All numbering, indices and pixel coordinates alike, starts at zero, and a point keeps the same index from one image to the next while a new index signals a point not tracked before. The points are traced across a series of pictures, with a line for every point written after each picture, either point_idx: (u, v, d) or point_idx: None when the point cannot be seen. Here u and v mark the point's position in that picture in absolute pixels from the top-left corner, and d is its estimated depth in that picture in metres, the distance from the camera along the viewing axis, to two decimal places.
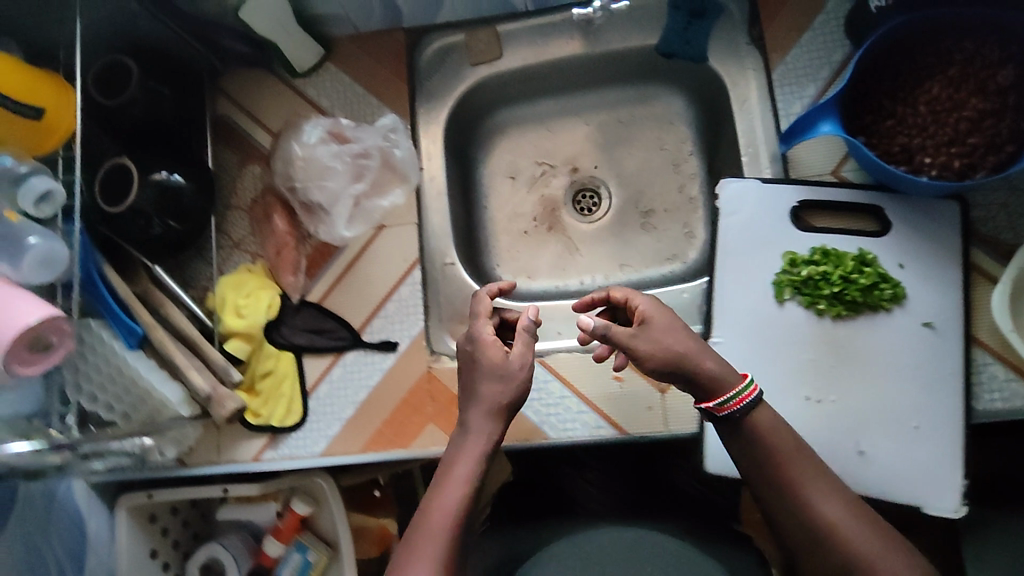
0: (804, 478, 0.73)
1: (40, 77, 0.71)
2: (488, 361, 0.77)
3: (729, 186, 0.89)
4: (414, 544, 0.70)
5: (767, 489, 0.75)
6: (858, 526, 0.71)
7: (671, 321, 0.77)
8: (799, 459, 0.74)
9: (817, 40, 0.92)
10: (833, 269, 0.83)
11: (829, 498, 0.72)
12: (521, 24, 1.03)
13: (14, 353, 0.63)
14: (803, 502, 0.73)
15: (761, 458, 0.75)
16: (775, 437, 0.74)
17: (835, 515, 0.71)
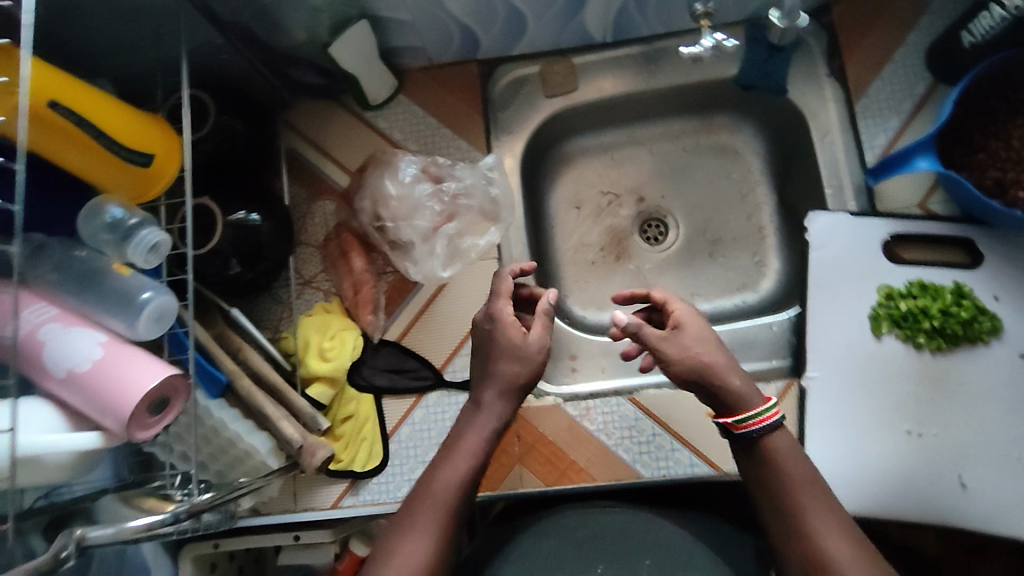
0: (804, 506, 0.65)
1: (145, 120, 0.69)
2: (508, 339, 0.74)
3: (818, 220, 0.88)
4: (411, 518, 0.68)
5: (770, 517, 0.67)
6: (856, 561, 0.62)
7: (702, 329, 0.72)
8: (807, 488, 0.66)
9: (898, 73, 0.93)
10: (931, 303, 0.83)
11: (834, 528, 0.64)
12: (597, 56, 1.02)
13: (136, 417, 0.60)
14: (802, 530, 0.65)
15: (764, 482, 0.68)
16: (785, 462, 0.67)
17: (832, 549, 0.63)
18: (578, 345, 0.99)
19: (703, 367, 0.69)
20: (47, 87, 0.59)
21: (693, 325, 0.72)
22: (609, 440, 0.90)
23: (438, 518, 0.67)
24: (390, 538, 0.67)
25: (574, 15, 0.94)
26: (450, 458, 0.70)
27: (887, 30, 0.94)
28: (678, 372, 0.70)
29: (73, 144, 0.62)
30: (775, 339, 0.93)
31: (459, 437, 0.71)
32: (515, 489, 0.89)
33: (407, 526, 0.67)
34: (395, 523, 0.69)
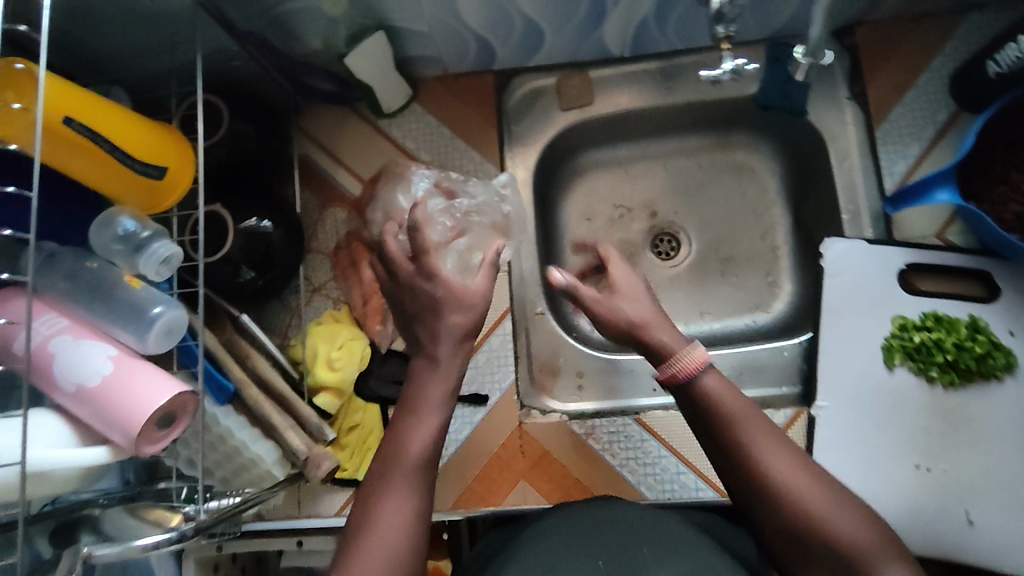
0: (747, 436, 0.63)
1: (160, 131, 0.69)
2: (452, 292, 0.74)
3: (834, 246, 0.87)
4: (385, 477, 0.64)
5: (714, 452, 0.66)
6: (807, 483, 0.61)
7: (632, 285, 0.75)
8: (750, 420, 0.64)
9: (921, 98, 0.93)
10: (946, 337, 0.82)
11: (781, 454, 0.62)
12: (614, 70, 1.01)
13: (144, 433, 0.61)
14: (744, 460, 0.63)
15: (707, 422, 0.66)
16: (722, 400, 0.66)
17: (785, 474, 0.61)
18: (586, 363, 0.97)
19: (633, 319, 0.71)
20: (63, 103, 0.59)
21: (625, 280, 0.75)
22: (614, 459, 0.90)
23: (415, 476, 0.64)
24: (367, 496, 0.63)
25: (593, 29, 0.93)
26: (419, 417, 0.68)
27: (908, 56, 0.94)
28: (613, 324, 0.72)
29: (86, 158, 0.62)
30: (785, 366, 0.92)
31: (417, 400, 0.69)
32: (518, 505, 0.89)
33: (384, 483, 0.63)
34: (369, 484, 0.64)
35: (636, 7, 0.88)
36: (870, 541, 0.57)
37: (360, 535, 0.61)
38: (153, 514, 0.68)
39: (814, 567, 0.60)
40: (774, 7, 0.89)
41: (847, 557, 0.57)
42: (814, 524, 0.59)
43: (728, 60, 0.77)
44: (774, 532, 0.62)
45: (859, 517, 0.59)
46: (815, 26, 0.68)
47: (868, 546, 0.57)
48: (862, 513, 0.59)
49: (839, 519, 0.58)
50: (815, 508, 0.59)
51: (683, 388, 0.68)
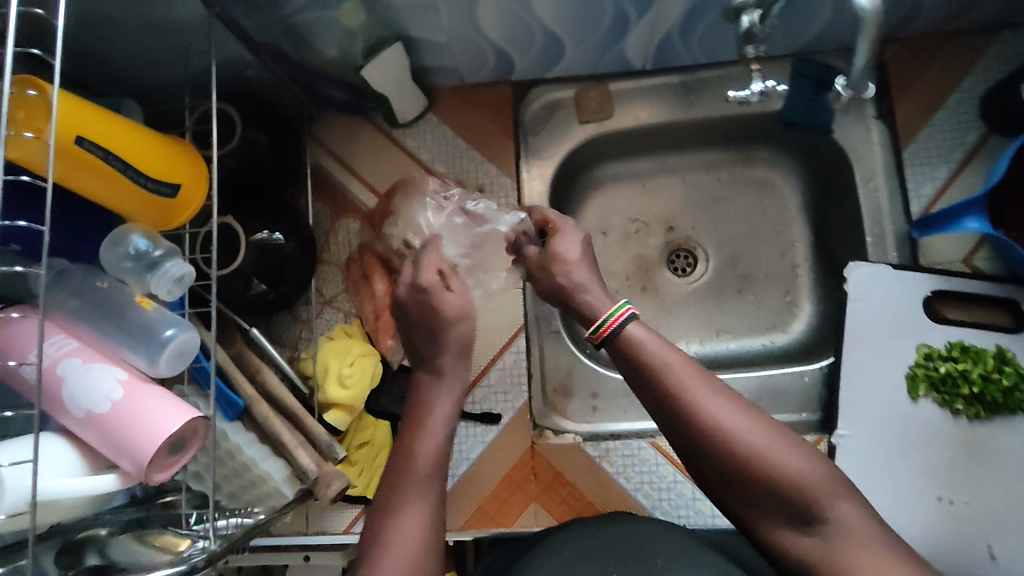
0: (682, 383, 0.59)
1: (173, 147, 0.68)
2: (446, 308, 0.74)
3: (858, 271, 0.85)
4: (400, 491, 0.62)
5: (653, 410, 0.61)
6: (747, 424, 0.58)
7: (557, 252, 0.80)
8: (682, 366, 0.60)
9: (950, 120, 0.92)
10: (972, 368, 0.80)
11: (717, 397, 0.59)
12: (635, 83, 0.99)
13: (154, 460, 0.59)
14: (683, 413, 0.59)
15: (639, 373, 0.61)
16: (652, 349, 0.62)
17: (724, 417, 0.58)
18: (600, 384, 0.95)
19: (547, 278, 0.79)
20: (76, 122, 0.57)
21: (563, 249, 0.80)
22: (628, 483, 0.89)
23: (429, 488, 0.62)
24: (381, 512, 0.61)
25: (615, 43, 0.91)
26: (427, 431, 0.67)
27: (935, 78, 0.93)
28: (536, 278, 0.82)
29: (97, 176, 0.60)
30: (804, 393, 0.91)
31: (422, 408, 0.70)
32: (529, 527, 0.88)
33: (399, 498, 0.62)
34: (381, 501, 0.63)
35: (661, 22, 0.86)
36: (818, 479, 0.56)
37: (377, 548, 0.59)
38: (160, 540, 0.67)
39: (764, 511, 0.57)
40: (802, 24, 0.87)
41: (799, 499, 0.56)
42: (761, 468, 0.56)
43: (757, 81, 0.75)
44: (718, 480, 0.58)
45: (803, 454, 0.57)
46: (860, 55, 0.59)
47: (820, 485, 0.56)
48: (805, 451, 0.57)
49: (785, 459, 0.56)
50: (759, 450, 0.56)
51: (614, 344, 0.64)
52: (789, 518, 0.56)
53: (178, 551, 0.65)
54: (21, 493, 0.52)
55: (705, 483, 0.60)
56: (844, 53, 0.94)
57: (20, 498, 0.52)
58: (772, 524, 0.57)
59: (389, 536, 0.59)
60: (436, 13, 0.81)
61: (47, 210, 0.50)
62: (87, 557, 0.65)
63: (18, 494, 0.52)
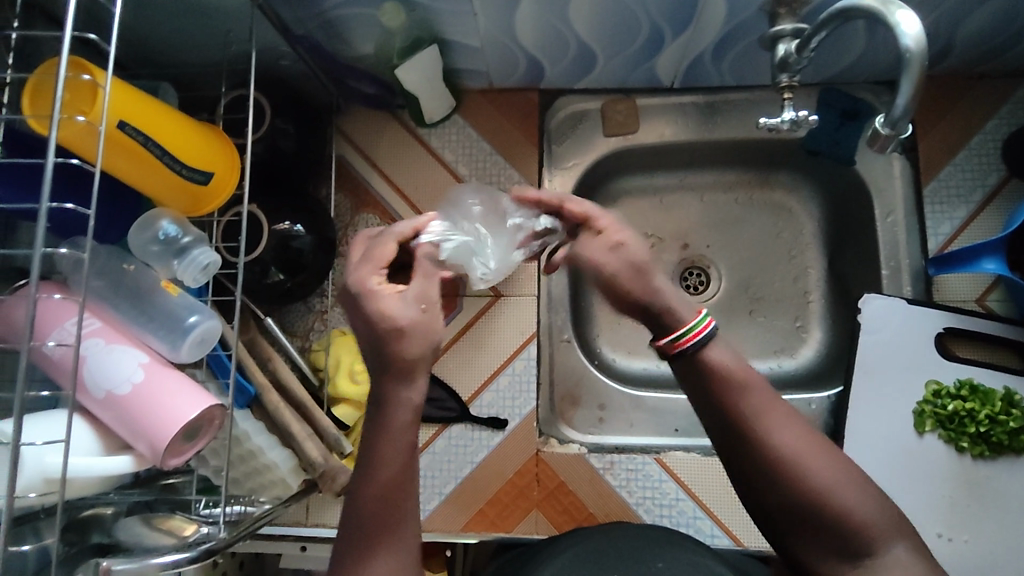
0: (756, 409, 0.58)
1: (209, 137, 0.68)
2: (380, 314, 0.58)
3: (872, 303, 0.86)
4: (364, 545, 0.54)
5: (716, 430, 0.60)
6: (817, 456, 0.57)
7: (632, 256, 0.63)
8: (757, 389, 0.59)
9: (973, 159, 0.93)
10: (980, 408, 0.81)
11: (790, 425, 0.58)
12: (662, 99, 0.99)
13: (170, 446, 0.59)
14: (751, 437, 0.58)
15: (706, 394, 0.60)
16: (728, 370, 0.59)
17: (793, 447, 0.57)
18: (609, 397, 0.96)
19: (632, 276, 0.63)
20: (121, 107, 0.58)
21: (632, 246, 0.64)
22: (630, 498, 0.89)
23: (398, 534, 0.55)
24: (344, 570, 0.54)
25: (647, 59, 0.91)
26: (378, 468, 0.56)
27: (960, 118, 0.94)
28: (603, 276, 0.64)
29: (137, 161, 0.61)
30: (811, 419, 0.93)
31: (375, 441, 0.57)
32: (529, 534, 0.89)
33: (359, 553, 0.54)
34: (343, 554, 0.55)
35: (694, 44, 0.87)
36: (879, 517, 0.55)
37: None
38: (167, 523, 0.68)
39: (817, 545, 0.56)
40: (834, 55, 0.88)
41: (857, 534, 0.55)
42: (825, 504, 0.55)
43: (789, 110, 0.76)
44: (777, 509, 0.57)
45: (869, 495, 0.56)
46: (901, 93, 0.59)
47: (882, 525, 0.55)
48: (868, 488, 0.57)
49: (850, 493, 0.55)
50: (825, 480, 0.56)
51: (685, 360, 0.60)
52: (842, 552, 0.55)
53: (183, 535, 0.66)
54: (37, 472, 0.52)
55: (760, 509, 0.59)
56: (870, 85, 0.95)
57: (37, 477, 0.52)
58: (823, 556, 0.56)
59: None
60: (473, 18, 0.81)
61: (94, 197, 0.51)
62: (93, 536, 0.67)
63: (35, 473, 0.52)
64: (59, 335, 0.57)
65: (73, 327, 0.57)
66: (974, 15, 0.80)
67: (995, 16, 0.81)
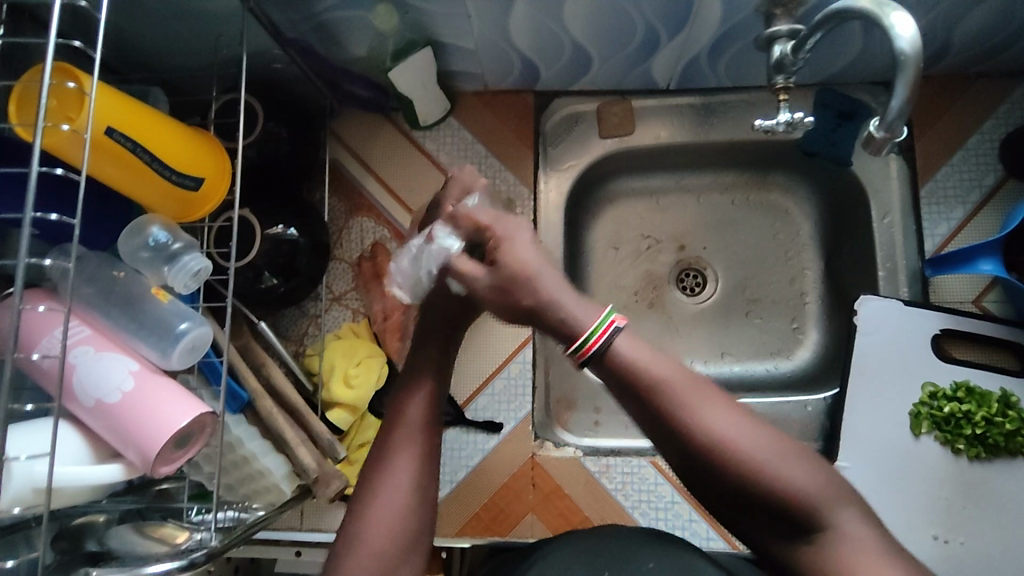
0: (681, 399, 0.57)
1: (199, 141, 0.67)
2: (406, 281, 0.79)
3: (869, 304, 0.86)
4: (387, 453, 0.62)
5: (644, 425, 0.59)
6: (746, 437, 0.56)
7: (514, 268, 0.64)
8: (678, 380, 0.57)
9: (969, 160, 0.93)
10: (976, 410, 0.81)
11: (717, 410, 0.57)
12: (658, 100, 0.99)
13: (160, 455, 0.59)
14: (680, 428, 0.56)
15: (629, 391, 0.58)
16: (644, 364, 0.58)
17: (722, 431, 0.56)
18: (604, 400, 0.97)
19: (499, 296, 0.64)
20: (108, 113, 0.57)
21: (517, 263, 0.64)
22: (625, 501, 0.89)
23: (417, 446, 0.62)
24: (367, 477, 0.62)
25: (642, 61, 0.91)
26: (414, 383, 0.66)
27: (957, 119, 0.93)
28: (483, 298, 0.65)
29: (125, 168, 0.60)
30: (807, 422, 0.92)
31: (414, 369, 0.67)
32: (525, 538, 0.88)
33: (383, 459, 0.62)
34: (369, 462, 0.63)
35: (689, 45, 0.86)
36: (822, 492, 0.55)
37: (360, 518, 0.59)
38: (159, 531, 0.67)
39: (767, 523, 0.56)
40: (830, 56, 0.87)
41: (804, 510, 0.55)
42: (765, 485, 0.55)
43: (784, 112, 0.76)
44: (718, 494, 0.57)
45: (807, 468, 0.55)
46: (897, 96, 0.59)
47: (825, 498, 0.55)
48: (806, 461, 0.56)
49: (789, 471, 0.55)
50: (761, 464, 0.55)
51: (602, 360, 0.59)
52: (789, 529, 0.56)
53: (176, 543, 0.66)
54: (26, 481, 0.52)
55: (704, 496, 0.58)
56: (867, 85, 0.95)
57: (26, 486, 0.52)
58: (774, 534, 0.56)
59: (374, 502, 0.60)
60: (467, 20, 0.80)
61: (78, 207, 0.51)
62: (86, 544, 0.66)
63: (23, 483, 0.52)
64: (47, 344, 0.57)
65: (60, 336, 0.56)
66: (971, 15, 0.80)
67: (992, 16, 0.80)
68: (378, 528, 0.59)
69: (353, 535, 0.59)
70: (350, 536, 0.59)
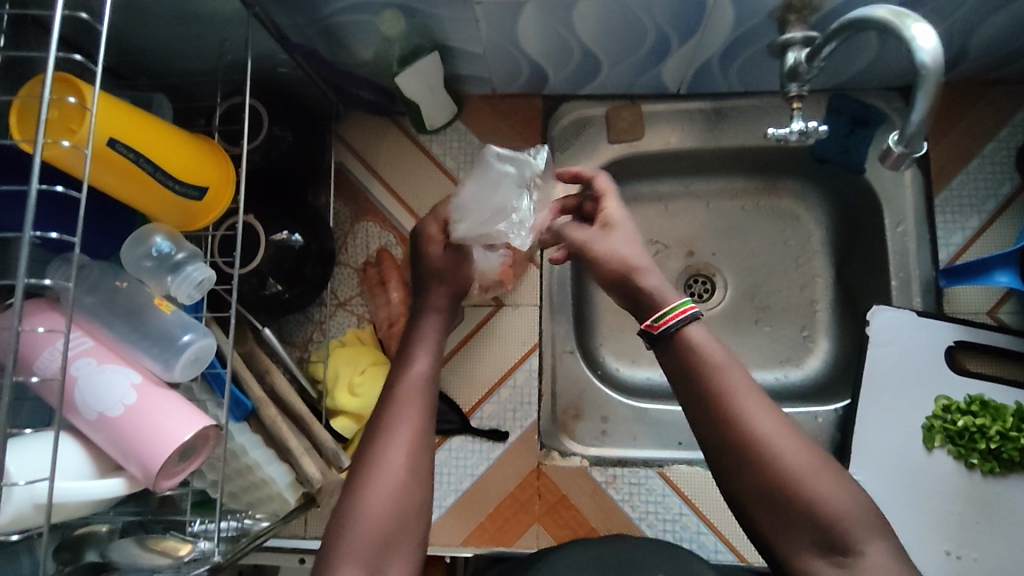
0: (731, 390, 0.58)
1: (203, 152, 0.67)
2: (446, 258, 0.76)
3: (882, 314, 0.85)
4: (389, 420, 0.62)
5: (692, 410, 0.60)
6: (790, 440, 0.57)
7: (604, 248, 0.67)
8: (732, 371, 0.59)
9: (985, 168, 0.91)
10: (991, 424, 0.79)
11: (767, 413, 0.58)
12: (668, 105, 0.97)
13: (163, 468, 0.58)
14: (727, 418, 0.58)
15: (684, 371, 0.60)
16: (702, 348, 0.60)
17: (766, 431, 0.57)
18: (611, 409, 0.95)
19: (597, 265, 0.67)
20: (112, 125, 0.56)
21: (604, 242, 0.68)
22: (633, 511, 0.88)
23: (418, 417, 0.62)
24: (367, 446, 0.61)
25: (653, 65, 0.89)
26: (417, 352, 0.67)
27: (972, 126, 0.92)
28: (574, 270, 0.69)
29: (129, 179, 0.59)
30: (817, 433, 0.91)
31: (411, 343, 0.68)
32: (529, 548, 0.87)
33: (387, 426, 0.61)
34: (376, 425, 0.63)
35: (701, 51, 0.85)
36: (855, 510, 0.54)
37: (363, 482, 0.59)
38: (161, 544, 0.67)
39: (794, 538, 0.55)
40: (845, 62, 0.86)
41: (835, 526, 0.54)
42: (802, 492, 0.55)
43: (798, 120, 0.75)
44: (751, 497, 0.57)
45: (845, 487, 0.56)
46: (917, 109, 0.57)
47: (858, 517, 0.54)
48: (844, 479, 0.56)
49: (824, 482, 0.55)
50: (800, 470, 0.55)
51: (665, 341, 0.61)
52: (818, 546, 0.54)
53: (179, 556, 0.65)
54: (27, 496, 0.51)
55: (733, 497, 0.58)
56: (882, 91, 0.93)
57: (27, 503, 0.51)
58: (800, 549, 0.55)
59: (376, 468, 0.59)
60: (475, 25, 0.79)
61: (79, 222, 0.50)
62: (87, 555, 0.66)
63: (24, 499, 0.51)
64: (48, 356, 0.56)
65: (61, 348, 0.56)
66: (989, 21, 0.78)
67: (1011, 22, 0.78)
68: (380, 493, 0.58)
69: (356, 496, 0.58)
70: (349, 502, 0.58)
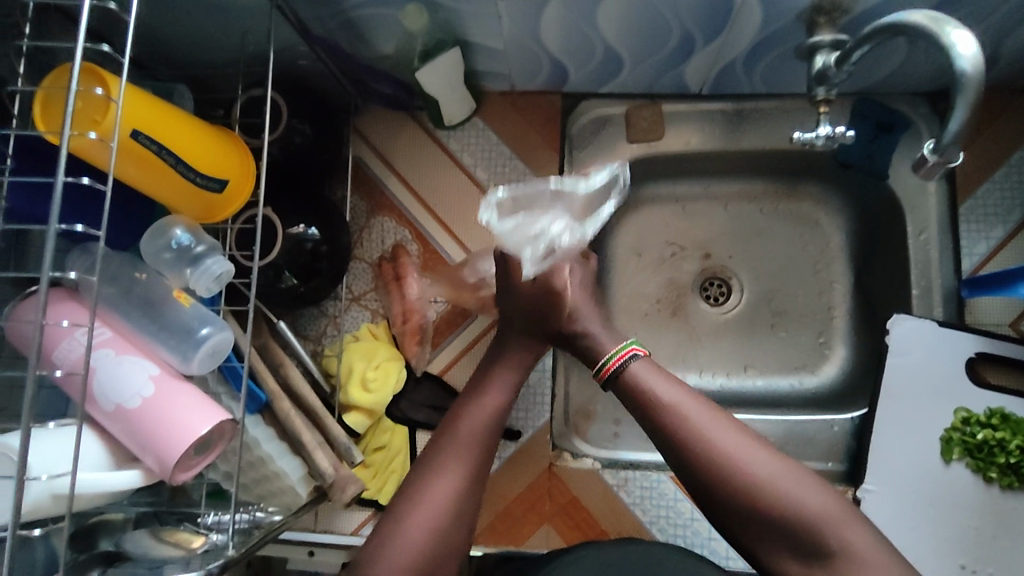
0: (687, 414, 0.66)
1: (225, 144, 0.66)
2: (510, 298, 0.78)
3: (902, 324, 0.83)
4: (440, 457, 0.66)
5: (657, 441, 0.68)
6: (750, 451, 0.63)
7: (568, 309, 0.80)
8: (684, 399, 0.67)
9: (1012, 176, 0.90)
10: (1011, 438, 0.78)
11: (723, 426, 0.65)
12: (689, 105, 0.96)
13: (179, 462, 0.58)
14: (690, 441, 0.65)
15: (641, 407, 0.68)
16: (652, 385, 0.69)
17: (727, 446, 0.64)
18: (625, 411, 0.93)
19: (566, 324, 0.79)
20: (135, 116, 0.56)
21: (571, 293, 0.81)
22: (643, 515, 0.88)
23: (467, 455, 0.67)
24: (413, 479, 0.65)
25: (676, 64, 0.88)
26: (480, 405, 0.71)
27: (999, 134, 0.91)
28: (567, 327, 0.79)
29: (151, 171, 0.59)
30: (834, 442, 0.91)
31: (475, 390, 0.73)
32: (539, 548, 0.87)
33: (424, 471, 0.65)
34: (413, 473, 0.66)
35: (726, 51, 0.83)
36: (827, 511, 0.60)
37: (396, 517, 0.63)
38: (175, 536, 0.66)
39: (775, 543, 0.62)
40: (872, 66, 0.84)
41: (808, 527, 0.60)
42: (772, 500, 0.61)
43: (825, 125, 0.73)
44: (728, 510, 0.63)
45: (816, 489, 0.61)
46: (955, 118, 0.56)
47: (830, 516, 0.60)
48: (813, 482, 0.62)
49: (792, 488, 0.61)
50: (764, 479, 0.62)
51: (618, 384, 0.71)
52: (797, 548, 0.61)
53: (192, 547, 0.65)
54: (45, 488, 0.51)
55: (716, 514, 0.65)
56: (909, 96, 0.92)
57: (45, 494, 0.51)
58: (782, 553, 0.61)
59: (418, 505, 0.63)
60: (498, 21, 0.78)
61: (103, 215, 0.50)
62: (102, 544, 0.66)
63: (43, 490, 0.51)
64: (69, 346, 0.56)
65: (80, 339, 0.56)
66: None
67: None
68: (420, 527, 0.62)
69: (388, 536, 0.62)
70: (383, 535, 0.62)
